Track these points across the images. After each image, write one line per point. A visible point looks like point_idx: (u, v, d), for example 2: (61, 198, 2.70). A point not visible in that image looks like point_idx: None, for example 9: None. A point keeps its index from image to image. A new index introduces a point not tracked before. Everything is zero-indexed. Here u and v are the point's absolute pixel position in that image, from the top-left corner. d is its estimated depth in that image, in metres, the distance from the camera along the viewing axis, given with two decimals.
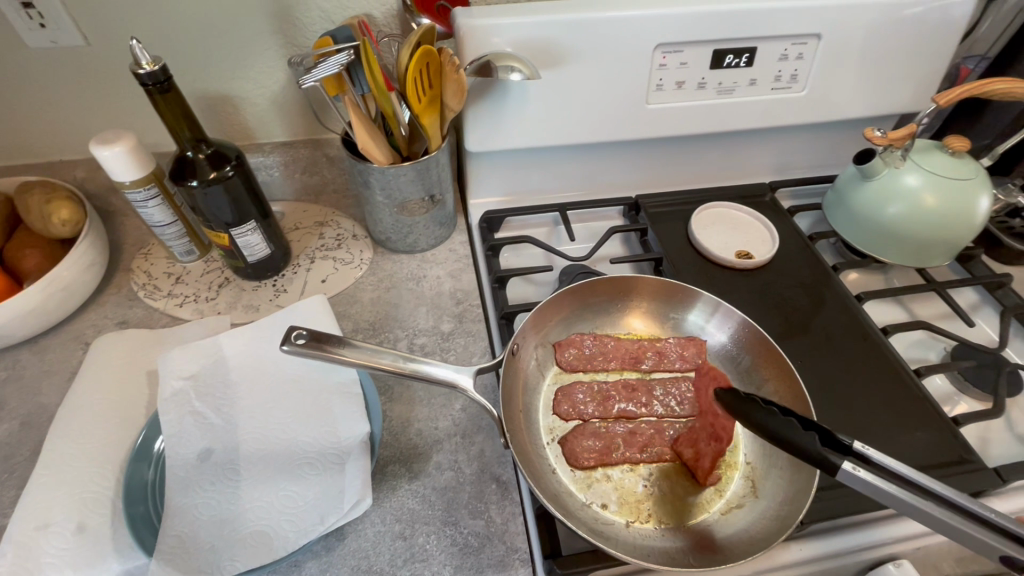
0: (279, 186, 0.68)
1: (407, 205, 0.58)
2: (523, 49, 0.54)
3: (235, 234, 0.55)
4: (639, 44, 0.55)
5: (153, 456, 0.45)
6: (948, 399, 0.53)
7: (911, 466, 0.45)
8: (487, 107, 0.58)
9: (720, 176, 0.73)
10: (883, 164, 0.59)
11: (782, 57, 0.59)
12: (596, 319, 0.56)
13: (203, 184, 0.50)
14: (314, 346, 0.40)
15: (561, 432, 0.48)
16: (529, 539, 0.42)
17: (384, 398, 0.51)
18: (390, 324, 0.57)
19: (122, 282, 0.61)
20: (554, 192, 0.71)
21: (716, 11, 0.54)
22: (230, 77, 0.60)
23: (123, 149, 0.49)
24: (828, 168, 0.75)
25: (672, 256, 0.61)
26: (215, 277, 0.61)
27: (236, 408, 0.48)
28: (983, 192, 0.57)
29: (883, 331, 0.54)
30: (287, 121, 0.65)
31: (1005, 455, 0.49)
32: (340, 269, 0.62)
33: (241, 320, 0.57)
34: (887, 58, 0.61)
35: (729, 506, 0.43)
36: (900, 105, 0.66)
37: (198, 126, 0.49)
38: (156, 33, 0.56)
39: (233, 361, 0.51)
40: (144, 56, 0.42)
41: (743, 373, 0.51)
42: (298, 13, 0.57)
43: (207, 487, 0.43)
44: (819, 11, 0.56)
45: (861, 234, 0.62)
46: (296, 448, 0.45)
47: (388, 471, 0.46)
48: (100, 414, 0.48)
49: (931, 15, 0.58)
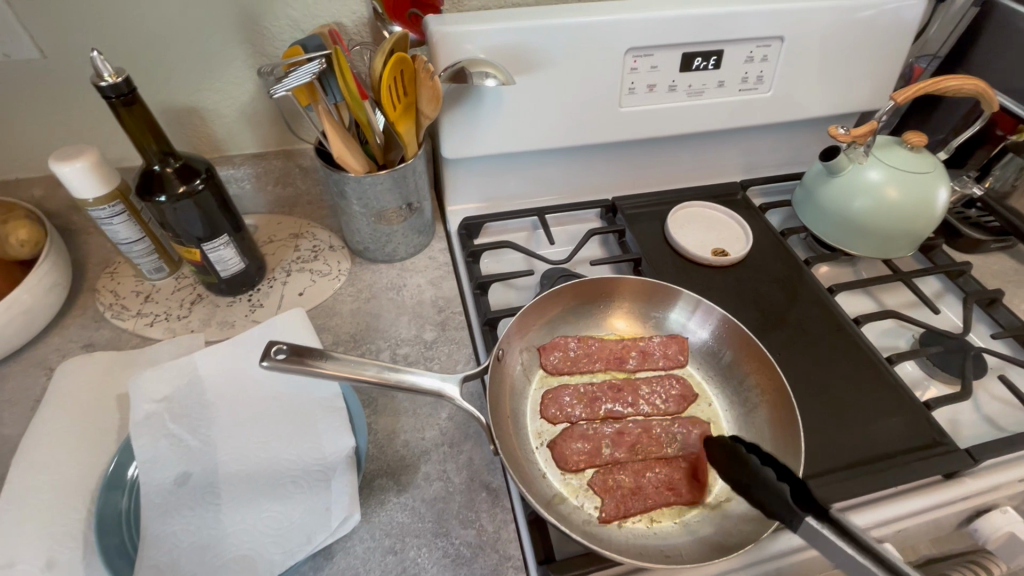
0: (251, 199, 0.67)
1: (385, 214, 0.58)
2: (497, 56, 0.54)
3: (207, 249, 0.53)
4: (610, 49, 0.56)
5: (127, 483, 0.43)
6: (919, 384, 0.55)
7: (887, 451, 0.47)
8: (462, 113, 0.58)
9: (694, 176, 0.75)
10: (847, 160, 0.61)
11: (748, 59, 0.61)
12: (579, 321, 0.56)
13: (172, 199, 0.48)
14: (295, 360, 0.39)
15: (549, 435, 0.48)
16: (522, 546, 0.42)
17: (369, 411, 0.50)
18: (371, 336, 0.56)
19: (86, 302, 0.59)
20: (532, 197, 0.71)
21: (682, 15, 0.55)
22: (197, 88, 0.59)
23: (85, 164, 0.47)
24: (795, 166, 0.77)
25: (650, 256, 0.62)
26: (186, 294, 0.59)
27: (215, 429, 0.46)
28: (941, 184, 0.60)
29: (855, 321, 0.56)
30: (258, 132, 0.64)
31: (975, 435, 0.51)
32: (318, 281, 0.61)
33: (215, 337, 0.55)
34: (847, 59, 0.64)
35: (718, 500, 0.44)
36: (860, 104, 0.69)
37: (165, 140, 0.48)
38: (116, 45, 0.54)
39: (210, 380, 0.49)
40: (106, 68, 0.41)
41: (724, 368, 0.52)
42: (266, 22, 0.56)
43: (186, 513, 0.41)
44: (780, 15, 0.58)
45: (830, 228, 0.64)
46: (280, 467, 0.44)
47: (375, 485, 0.45)
48: (66, 442, 0.45)
49: (884, 17, 0.61)
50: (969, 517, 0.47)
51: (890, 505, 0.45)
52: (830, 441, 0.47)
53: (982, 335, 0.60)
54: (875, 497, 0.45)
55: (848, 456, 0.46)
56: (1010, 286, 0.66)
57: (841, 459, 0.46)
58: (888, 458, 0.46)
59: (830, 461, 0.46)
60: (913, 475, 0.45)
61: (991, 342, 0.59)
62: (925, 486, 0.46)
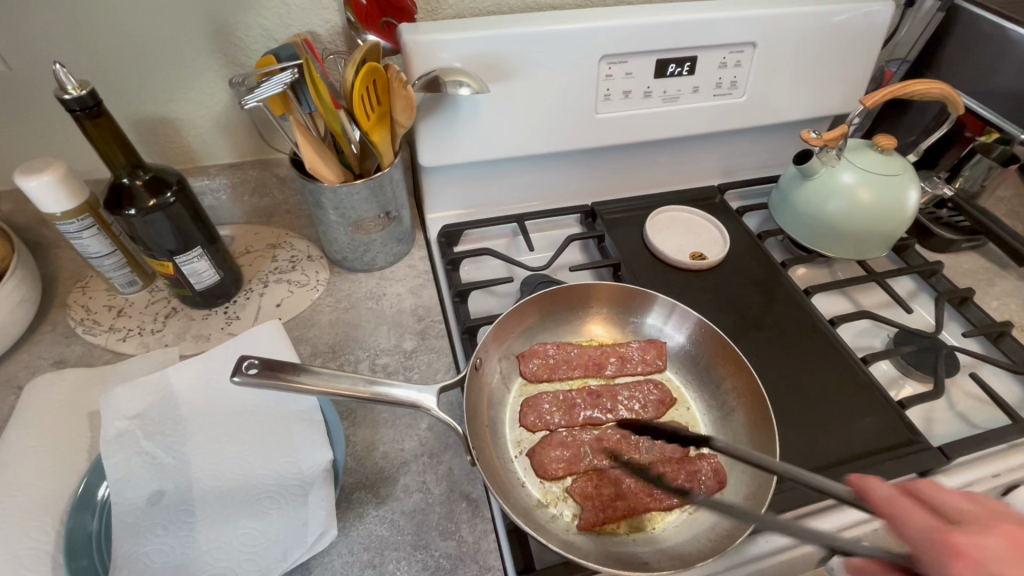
0: (226, 209, 0.66)
1: (362, 223, 0.57)
2: (471, 64, 0.54)
3: (180, 262, 0.52)
4: (583, 56, 0.57)
5: (97, 504, 0.42)
6: (894, 383, 0.56)
7: (862, 451, 0.47)
8: (438, 121, 0.58)
9: (672, 181, 0.75)
10: (820, 163, 0.62)
11: (721, 65, 0.62)
12: (558, 328, 0.56)
13: (142, 212, 0.48)
14: (267, 374, 0.38)
15: (529, 444, 0.48)
16: (502, 556, 0.42)
17: (347, 423, 0.50)
18: (350, 346, 0.56)
19: (57, 318, 0.58)
20: (512, 204, 0.71)
21: (655, 22, 0.56)
22: (169, 99, 0.58)
23: (51, 178, 0.46)
24: (771, 169, 0.78)
25: (629, 261, 0.62)
26: (161, 307, 0.59)
27: (188, 445, 0.45)
28: (911, 186, 0.61)
29: (831, 322, 0.57)
30: (233, 142, 0.63)
31: (948, 433, 0.52)
32: (296, 292, 0.60)
33: (190, 351, 0.55)
34: (818, 64, 0.65)
35: (696, 505, 0.44)
36: (833, 108, 0.70)
37: (133, 152, 0.47)
38: (84, 56, 0.53)
39: (183, 395, 0.48)
40: (69, 81, 0.40)
41: (702, 371, 0.53)
42: (238, 32, 0.55)
43: (158, 533, 0.40)
44: (751, 21, 0.59)
45: (805, 231, 0.65)
46: (255, 482, 0.43)
47: (354, 498, 0.45)
48: (34, 463, 0.44)
49: (852, 23, 0.62)
50: None
51: None
52: (806, 442, 0.48)
53: (955, 333, 0.61)
54: None
55: (823, 457, 0.47)
56: (981, 285, 0.67)
57: (816, 460, 0.46)
58: (863, 458, 0.47)
59: (805, 462, 0.46)
60: (887, 474, 0.45)
61: (964, 340, 0.60)
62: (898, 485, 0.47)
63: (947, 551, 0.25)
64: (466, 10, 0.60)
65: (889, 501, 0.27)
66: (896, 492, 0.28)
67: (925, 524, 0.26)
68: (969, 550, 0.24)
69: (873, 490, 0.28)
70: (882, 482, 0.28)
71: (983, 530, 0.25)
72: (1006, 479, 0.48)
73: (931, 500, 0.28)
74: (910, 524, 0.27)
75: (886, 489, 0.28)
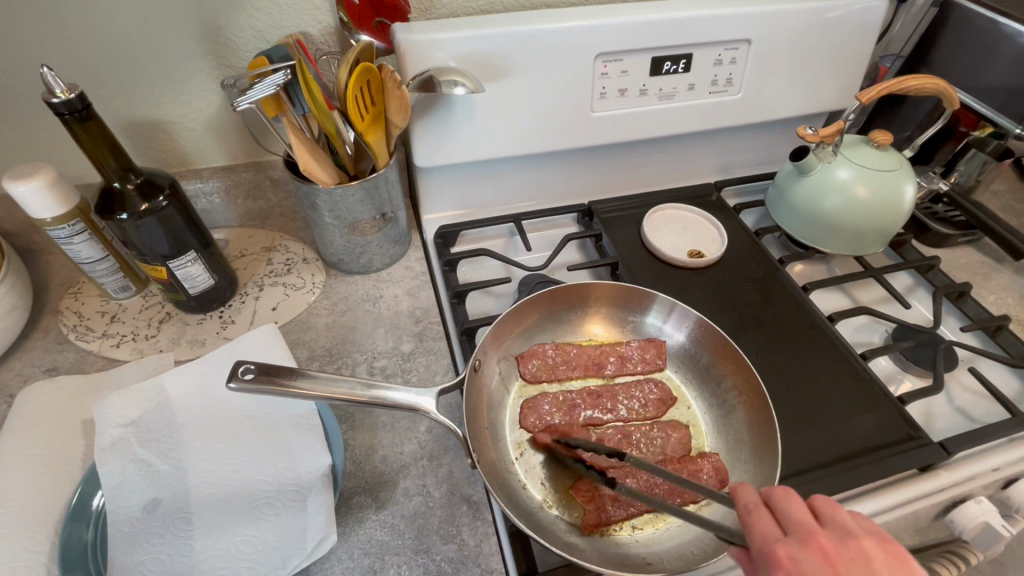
0: (220, 212, 0.65)
1: (358, 224, 0.57)
2: (466, 63, 0.54)
3: (173, 266, 0.52)
4: (578, 55, 0.57)
5: (92, 514, 0.41)
6: (893, 378, 0.56)
7: (863, 447, 0.47)
8: (434, 121, 0.57)
9: (669, 178, 0.75)
10: (817, 159, 0.62)
11: (717, 62, 0.61)
12: (556, 328, 0.56)
13: (134, 216, 0.47)
14: (263, 380, 0.38)
15: (529, 446, 0.47)
16: (504, 559, 0.41)
17: (345, 427, 0.49)
18: (348, 349, 0.55)
19: (49, 325, 0.57)
20: (508, 204, 0.71)
21: (650, 20, 0.56)
22: (160, 102, 0.57)
23: (41, 183, 0.46)
24: (768, 166, 0.78)
25: (627, 260, 0.62)
26: (154, 312, 0.58)
27: (184, 451, 0.45)
28: (907, 181, 0.61)
29: (829, 319, 0.57)
30: (226, 145, 0.62)
31: (948, 427, 0.52)
32: (292, 295, 0.60)
33: (185, 356, 0.54)
34: (813, 60, 0.65)
35: (698, 504, 0.44)
36: (828, 104, 0.70)
37: (124, 155, 0.47)
38: (73, 59, 0.52)
39: (179, 402, 0.48)
40: (58, 83, 0.40)
41: (702, 369, 0.53)
42: (229, 33, 0.55)
43: (155, 541, 0.40)
44: (747, 18, 0.59)
45: (802, 227, 0.65)
46: (253, 488, 0.43)
47: (353, 502, 0.44)
48: (27, 472, 0.43)
49: (846, 19, 0.62)
50: (945, 509, 0.48)
51: (869, 501, 0.45)
52: (806, 438, 0.48)
53: (953, 328, 0.61)
54: (853, 494, 0.46)
55: (825, 453, 0.47)
56: (977, 279, 0.67)
57: (817, 457, 0.46)
58: (864, 454, 0.46)
59: (806, 458, 0.46)
60: (888, 470, 0.45)
61: (961, 335, 0.60)
62: (900, 481, 0.47)
63: (771, 561, 0.29)
64: (460, 9, 0.59)
65: (749, 508, 0.31)
66: (757, 501, 0.32)
67: (764, 530, 0.30)
68: (788, 563, 0.28)
69: (738, 497, 0.32)
70: (748, 491, 0.32)
71: (805, 543, 0.29)
72: (1006, 472, 0.48)
73: (779, 507, 0.31)
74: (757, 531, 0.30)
75: (749, 498, 0.31)
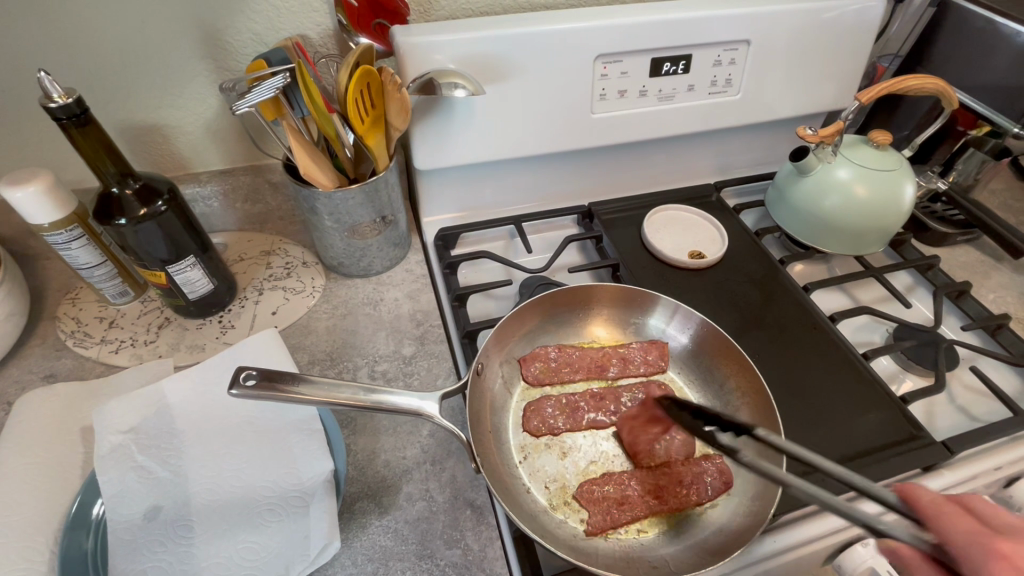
0: (219, 216, 0.65)
1: (358, 228, 0.56)
2: (465, 66, 0.54)
3: (172, 271, 0.51)
4: (578, 57, 0.56)
5: (92, 523, 0.41)
6: (895, 378, 0.56)
7: (867, 448, 0.47)
8: (433, 124, 0.57)
9: (668, 179, 0.75)
10: (817, 159, 0.62)
11: (716, 62, 0.61)
12: (558, 331, 0.56)
13: (132, 221, 0.47)
14: (265, 387, 0.38)
15: (533, 449, 0.47)
16: (509, 563, 0.41)
17: (347, 432, 0.49)
18: (348, 353, 0.55)
19: (46, 331, 0.56)
20: (508, 206, 0.71)
21: (650, 21, 0.56)
22: (158, 105, 0.57)
23: (39, 188, 0.45)
24: (767, 166, 0.78)
25: (628, 261, 0.62)
26: (153, 317, 0.58)
27: (185, 458, 0.44)
28: (907, 181, 0.61)
29: (831, 319, 0.57)
30: (224, 148, 0.62)
31: (950, 427, 0.52)
32: (292, 299, 0.60)
33: (185, 362, 0.54)
34: (812, 60, 0.65)
35: (703, 507, 0.44)
36: (827, 104, 0.70)
37: (123, 160, 0.46)
38: (70, 64, 0.52)
39: (179, 408, 0.47)
40: (56, 88, 0.39)
41: (705, 371, 0.53)
42: (228, 36, 0.54)
43: (156, 550, 0.39)
44: (746, 19, 0.59)
45: (803, 227, 0.65)
46: (255, 494, 0.42)
47: (356, 508, 0.44)
48: (25, 481, 0.43)
49: (844, 20, 0.62)
50: None
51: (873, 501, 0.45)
52: (811, 439, 0.48)
53: (953, 327, 0.61)
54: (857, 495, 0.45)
55: (830, 454, 0.47)
56: (976, 278, 0.67)
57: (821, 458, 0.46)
58: (867, 455, 0.46)
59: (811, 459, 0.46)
60: (891, 470, 0.45)
61: (962, 334, 0.60)
62: (904, 481, 0.47)
63: (992, 553, 0.27)
64: (459, 11, 0.59)
65: (934, 505, 0.28)
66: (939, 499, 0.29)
67: (968, 527, 0.28)
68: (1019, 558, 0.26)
69: (920, 496, 0.29)
70: (926, 490, 0.29)
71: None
72: (1008, 471, 0.48)
73: (980, 513, 0.29)
74: (954, 528, 0.28)
75: (932, 496, 0.29)
